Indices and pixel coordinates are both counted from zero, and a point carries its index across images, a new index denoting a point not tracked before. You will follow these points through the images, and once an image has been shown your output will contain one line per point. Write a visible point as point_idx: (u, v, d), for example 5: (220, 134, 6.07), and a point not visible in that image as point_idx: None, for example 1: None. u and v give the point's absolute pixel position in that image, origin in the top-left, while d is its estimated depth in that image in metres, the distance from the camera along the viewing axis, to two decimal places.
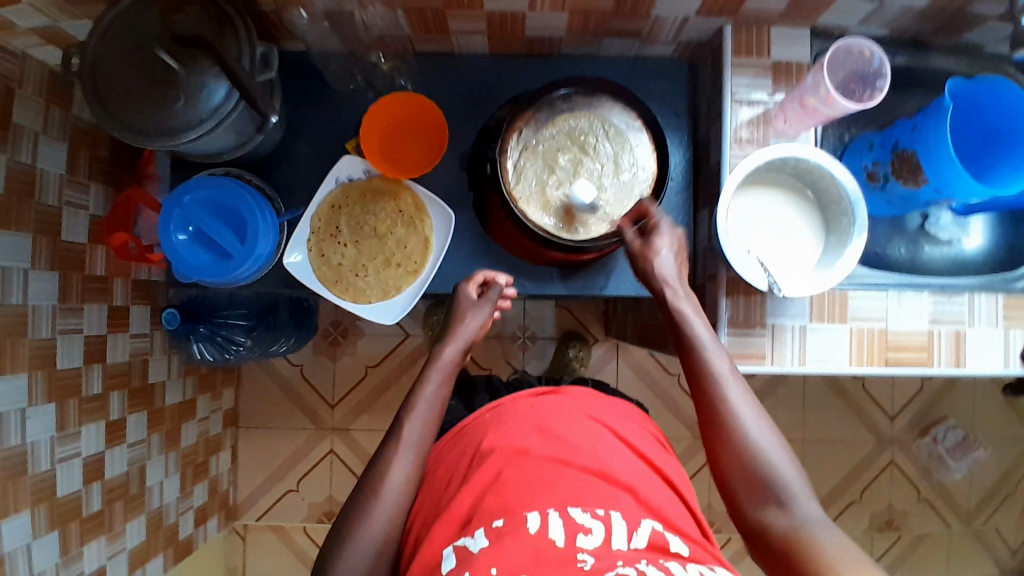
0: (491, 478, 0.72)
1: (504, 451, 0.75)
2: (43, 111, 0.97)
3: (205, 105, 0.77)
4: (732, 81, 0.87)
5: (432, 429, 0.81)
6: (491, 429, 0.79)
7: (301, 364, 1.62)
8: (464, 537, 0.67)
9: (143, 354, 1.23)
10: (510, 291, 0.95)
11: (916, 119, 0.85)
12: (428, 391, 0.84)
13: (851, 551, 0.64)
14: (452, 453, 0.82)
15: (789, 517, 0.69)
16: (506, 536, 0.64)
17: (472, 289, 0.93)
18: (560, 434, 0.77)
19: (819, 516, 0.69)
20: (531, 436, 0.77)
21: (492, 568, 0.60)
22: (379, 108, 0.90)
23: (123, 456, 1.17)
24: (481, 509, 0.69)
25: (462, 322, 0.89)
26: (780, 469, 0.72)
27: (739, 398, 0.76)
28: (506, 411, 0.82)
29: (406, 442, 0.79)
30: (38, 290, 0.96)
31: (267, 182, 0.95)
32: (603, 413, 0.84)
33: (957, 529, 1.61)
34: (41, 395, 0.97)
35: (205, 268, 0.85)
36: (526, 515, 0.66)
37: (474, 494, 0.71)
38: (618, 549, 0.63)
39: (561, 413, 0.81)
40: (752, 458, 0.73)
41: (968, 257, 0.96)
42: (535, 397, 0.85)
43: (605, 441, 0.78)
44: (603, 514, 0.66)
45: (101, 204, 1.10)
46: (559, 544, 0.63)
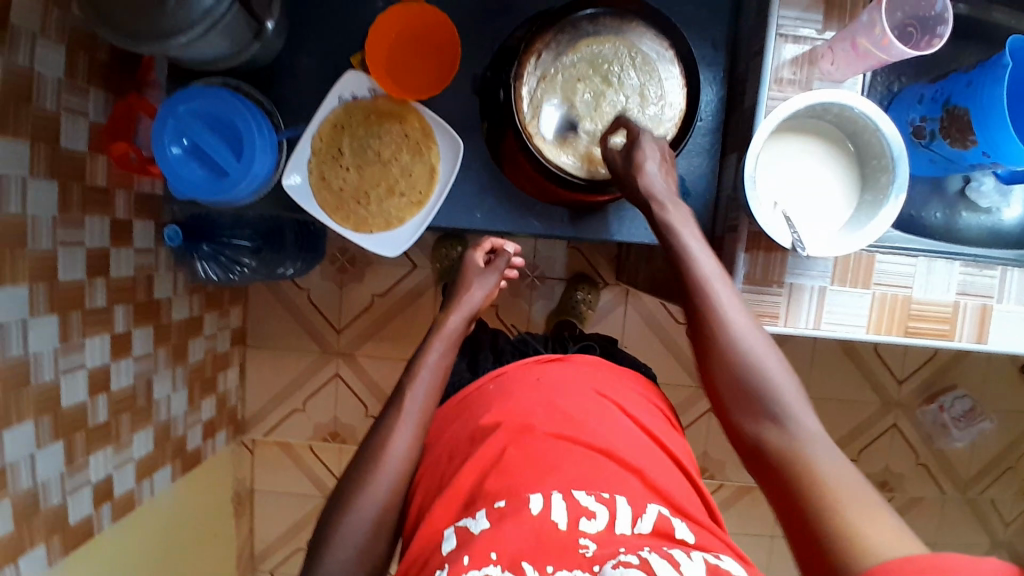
0: (494, 456, 0.71)
1: (509, 427, 0.73)
2: (42, 11, 0.90)
3: (196, 7, 0.70)
4: (779, 11, 0.78)
5: (436, 395, 0.80)
6: (497, 403, 0.78)
7: (309, 288, 1.62)
8: (467, 518, 0.67)
9: (148, 270, 1.22)
10: (516, 261, 0.99)
11: (972, 74, 0.77)
12: (431, 359, 0.83)
13: (844, 466, 0.60)
14: (455, 423, 0.81)
15: (784, 432, 0.65)
16: (508, 518, 0.63)
17: (479, 257, 0.96)
18: (567, 410, 0.75)
19: (817, 428, 0.64)
20: (536, 411, 0.75)
21: (492, 553, 0.60)
22: (387, 20, 0.82)
23: (129, 369, 1.18)
24: (484, 489, 0.68)
25: (467, 292, 0.90)
26: (781, 388, 0.67)
27: (740, 320, 0.71)
28: (509, 383, 0.81)
29: (408, 407, 0.78)
30: (37, 200, 0.94)
31: (267, 96, 0.90)
32: (609, 388, 0.82)
33: (951, 495, 1.61)
34: (43, 307, 0.97)
35: (200, 186, 0.82)
36: (529, 496, 0.65)
37: (478, 469, 0.71)
38: (622, 534, 0.64)
39: (567, 388, 0.79)
40: (748, 372, 0.68)
41: (1005, 228, 0.87)
42: (540, 369, 0.83)
43: (612, 417, 0.77)
44: (607, 498, 0.66)
45: (102, 112, 1.06)
46: (561, 528, 0.63)
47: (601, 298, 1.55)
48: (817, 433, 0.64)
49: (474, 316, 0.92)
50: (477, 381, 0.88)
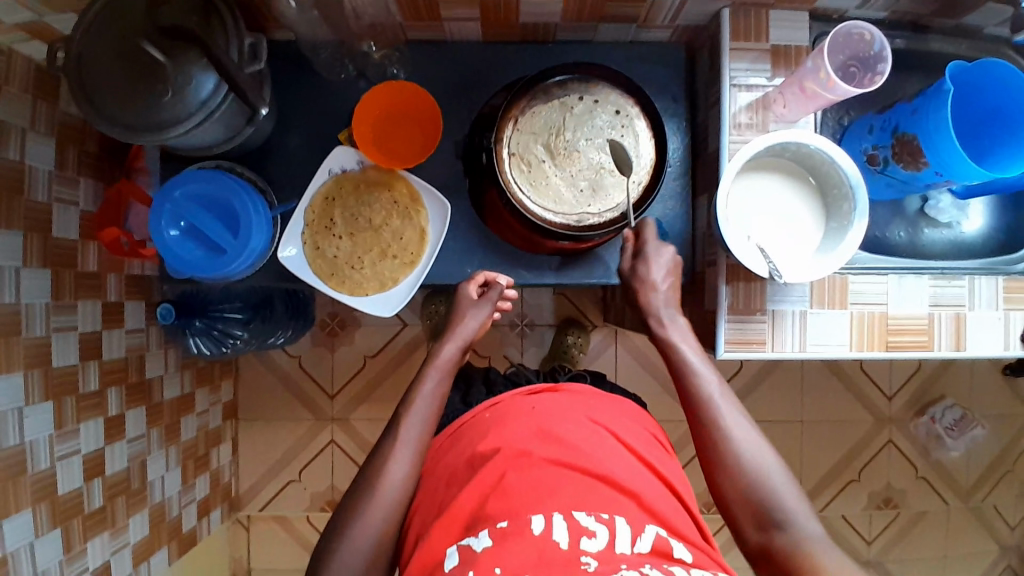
0: (494, 480, 0.73)
1: (507, 452, 0.75)
2: (31, 106, 0.95)
3: (194, 97, 0.74)
4: (731, 65, 0.85)
5: (431, 427, 0.81)
6: (493, 429, 0.80)
7: (300, 355, 1.62)
8: (470, 537, 0.69)
9: (140, 350, 1.22)
10: (510, 294, 0.96)
11: (916, 103, 0.84)
12: (427, 387, 0.84)
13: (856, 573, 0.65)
14: (451, 450, 0.82)
15: (795, 542, 0.69)
16: (512, 537, 0.66)
17: (473, 289, 0.92)
18: (563, 436, 0.77)
19: (821, 535, 0.69)
20: (531, 438, 0.77)
21: (496, 568, 0.63)
22: (370, 99, 0.88)
23: (123, 452, 1.17)
24: (485, 511, 0.70)
25: (460, 321, 0.89)
26: (785, 496, 0.72)
27: (741, 427, 0.76)
28: (505, 411, 0.83)
29: (404, 436, 0.79)
30: (31, 287, 0.95)
31: (258, 174, 0.94)
32: (603, 416, 0.84)
33: (954, 505, 1.63)
34: (38, 394, 0.96)
35: (198, 264, 0.84)
36: (531, 518, 0.68)
37: (478, 494, 0.72)
38: (622, 553, 0.65)
39: (562, 415, 0.81)
40: (755, 482, 0.72)
41: (968, 240, 0.95)
42: (532, 397, 0.85)
43: (606, 442, 0.79)
44: (607, 518, 0.68)
45: (92, 200, 1.08)
46: (563, 546, 0.65)
47: (591, 340, 1.58)
48: (823, 542, 0.68)
49: (470, 344, 0.90)
50: (473, 409, 0.88)
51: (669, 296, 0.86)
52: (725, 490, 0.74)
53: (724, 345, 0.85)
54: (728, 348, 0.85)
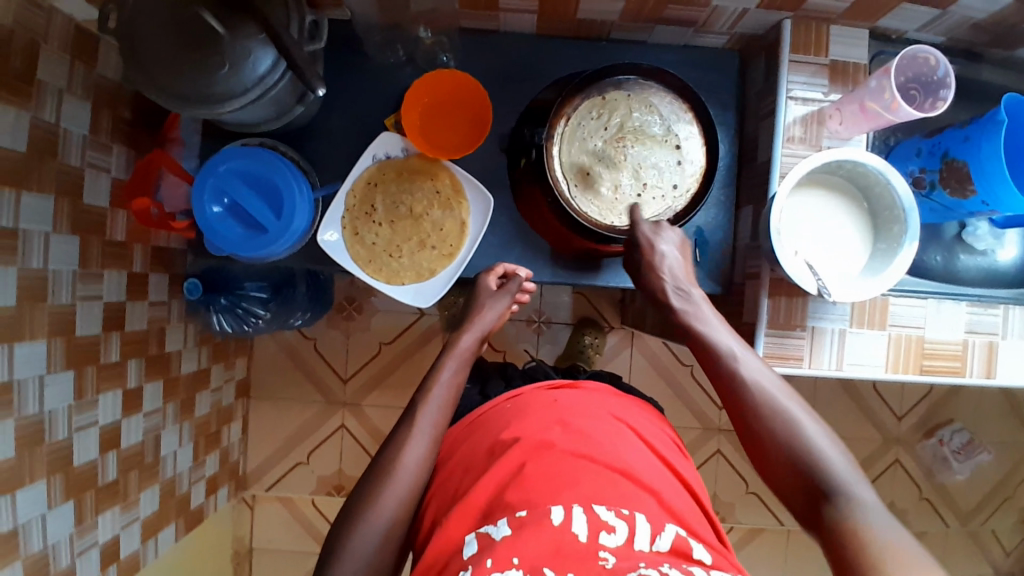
0: (514, 469, 0.73)
1: (527, 443, 0.75)
2: (69, 67, 0.93)
3: (251, 72, 0.74)
4: (787, 77, 0.84)
5: (447, 415, 0.81)
6: (515, 420, 0.80)
7: (315, 337, 1.61)
8: (487, 525, 0.69)
9: (161, 323, 1.21)
10: (528, 284, 0.95)
11: (969, 130, 0.83)
12: (444, 376, 0.84)
13: (909, 544, 0.58)
14: (470, 441, 0.83)
15: (840, 509, 0.64)
16: (529, 527, 0.66)
17: (491, 281, 0.93)
18: (583, 429, 0.78)
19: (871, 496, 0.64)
20: (553, 430, 0.77)
21: (513, 559, 0.62)
22: (419, 86, 0.87)
23: (138, 425, 1.16)
24: (503, 500, 0.70)
25: (481, 311, 0.89)
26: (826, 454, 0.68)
27: (789, 403, 0.73)
28: (526, 403, 0.84)
29: (421, 422, 0.79)
30: (58, 255, 0.94)
31: (301, 154, 0.93)
32: (624, 414, 0.85)
33: (954, 529, 1.64)
34: (60, 364, 0.95)
35: (238, 242, 0.83)
36: (550, 508, 0.67)
37: (497, 483, 0.73)
38: (641, 550, 0.65)
39: (583, 411, 0.82)
40: (797, 455, 0.70)
41: (1000, 269, 0.94)
42: (553, 392, 0.86)
43: (626, 439, 0.79)
44: (627, 514, 0.68)
45: (123, 168, 1.07)
46: (581, 539, 0.64)
47: (607, 341, 1.58)
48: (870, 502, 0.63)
49: (487, 335, 0.91)
50: (491, 402, 0.90)
51: (678, 269, 0.85)
52: (768, 465, 0.72)
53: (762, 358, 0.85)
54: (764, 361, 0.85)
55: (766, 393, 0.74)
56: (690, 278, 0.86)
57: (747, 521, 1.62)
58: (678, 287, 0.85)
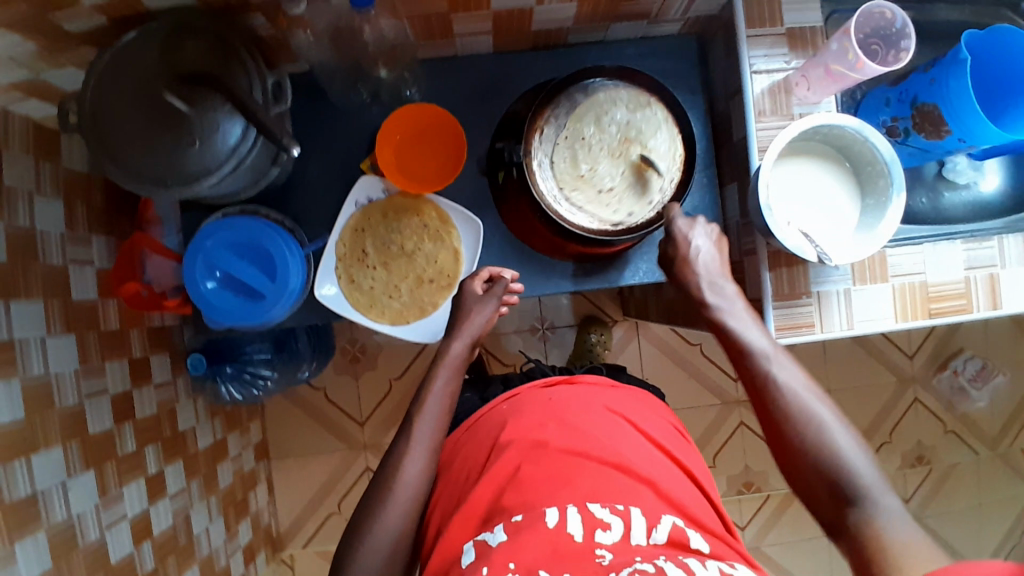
0: (510, 472, 0.74)
1: (521, 444, 0.77)
2: (34, 167, 0.92)
3: (222, 145, 0.73)
4: (748, 52, 0.85)
5: (444, 425, 0.81)
6: (510, 422, 0.81)
7: (324, 386, 1.60)
8: (485, 532, 0.70)
9: (171, 403, 1.19)
10: (516, 286, 0.92)
11: (933, 72, 0.85)
12: (437, 386, 0.82)
13: (908, 524, 0.65)
14: (470, 445, 0.84)
15: (864, 514, 0.68)
16: (526, 530, 0.67)
17: (477, 285, 0.89)
18: (579, 425, 0.79)
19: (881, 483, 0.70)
20: (548, 428, 0.79)
21: (510, 563, 0.63)
22: (392, 122, 0.87)
23: (167, 509, 1.14)
24: (501, 504, 0.72)
25: (469, 317, 0.86)
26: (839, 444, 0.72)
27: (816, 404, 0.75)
28: (522, 402, 0.85)
29: (419, 432, 0.79)
30: (57, 357, 0.92)
31: (284, 213, 0.92)
32: (619, 404, 0.86)
33: (984, 455, 1.66)
34: (78, 465, 0.93)
35: (239, 312, 0.82)
36: (545, 510, 0.68)
37: (496, 487, 0.74)
38: (637, 544, 0.66)
39: (579, 407, 0.83)
40: (806, 431, 0.74)
41: (986, 199, 0.96)
42: (549, 389, 0.87)
43: (623, 431, 0.80)
44: (621, 510, 0.69)
45: (106, 256, 1.06)
46: (577, 539, 0.65)
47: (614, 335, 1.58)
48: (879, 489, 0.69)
49: (479, 340, 0.89)
50: (488, 404, 0.91)
51: (711, 264, 0.86)
52: (798, 471, 0.74)
53: (774, 332, 0.86)
54: (777, 334, 0.86)
55: (783, 385, 0.77)
56: (724, 271, 0.85)
57: (783, 486, 1.62)
58: (712, 282, 0.84)
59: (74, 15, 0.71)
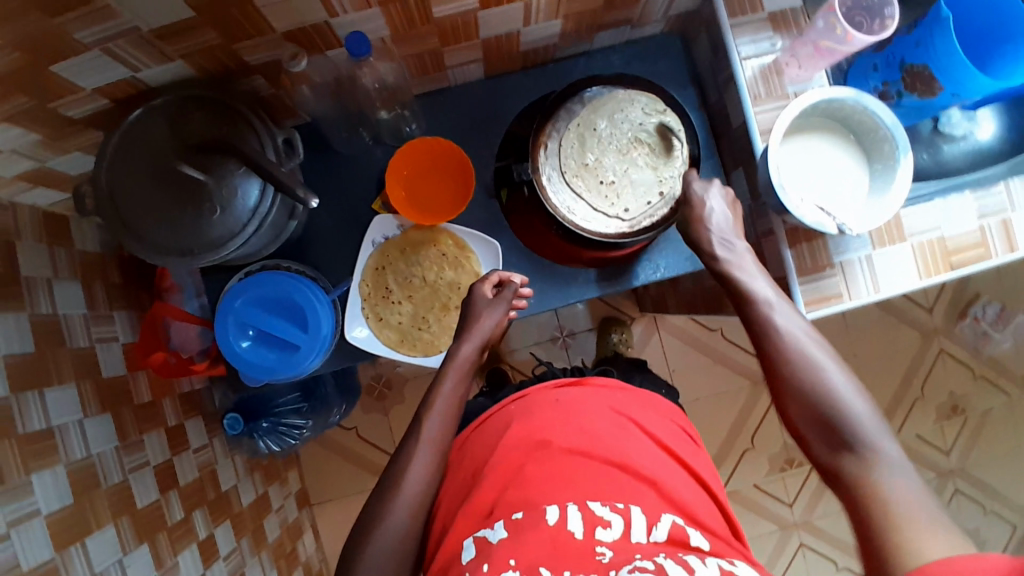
0: (515, 471, 0.78)
1: (526, 445, 0.80)
2: (49, 254, 0.92)
3: (243, 207, 0.74)
4: (735, 41, 0.86)
5: (450, 426, 0.82)
6: (517, 422, 0.84)
7: (355, 425, 1.60)
8: (486, 528, 0.73)
9: (210, 465, 1.19)
10: (525, 291, 0.90)
11: (918, 34, 0.86)
12: (446, 389, 0.83)
13: (924, 503, 0.61)
14: (477, 445, 0.86)
15: (863, 462, 0.66)
16: (526, 529, 0.70)
17: (485, 289, 0.88)
18: (583, 425, 0.82)
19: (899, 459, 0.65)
20: (555, 430, 0.82)
21: (511, 560, 0.66)
22: (400, 158, 0.88)
23: (223, 571, 1.13)
24: (505, 501, 0.75)
25: (476, 320, 0.85)
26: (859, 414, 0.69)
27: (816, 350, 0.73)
28: (532, 403, 0.87)
29: (426, 437, 0.80)
30: (96, 436, 0.92)
31: (303, 263, 0.93)
32: (627, 405, 0.88)
33: (1017, 396, 1.66)
34: (132, 541, 0.92)
35: (277, 367, 0.83)
36: (545, 508, 0.72)
37: (500, 484, 0.77)
38: (637, 542, 0.69)
39: (587, 407, 0.85)
40: (822, 401, 0.70)
41: (984, 146, 0.97)
42: (559, 389, 0.88)
43: (628, 429, 0.83)
44: (622, 509, 0.72)
45: (129, 329, 1.07)
46: (577, 536, 0.68)
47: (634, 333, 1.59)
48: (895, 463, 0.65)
49: (489, 342, 0.88)
50: (497, 405, 0.91)
51: (725, 226, 0.82)
52: (795, 418, 0.72)
53: (804, 307, 0.87)
54: (807, 309, 0.87)
55: (797, 343, 0.74)
56: (736, 230, 0.82)
57: None
58: (723, 238, 0.81)
59: (75, 102, 0.72)
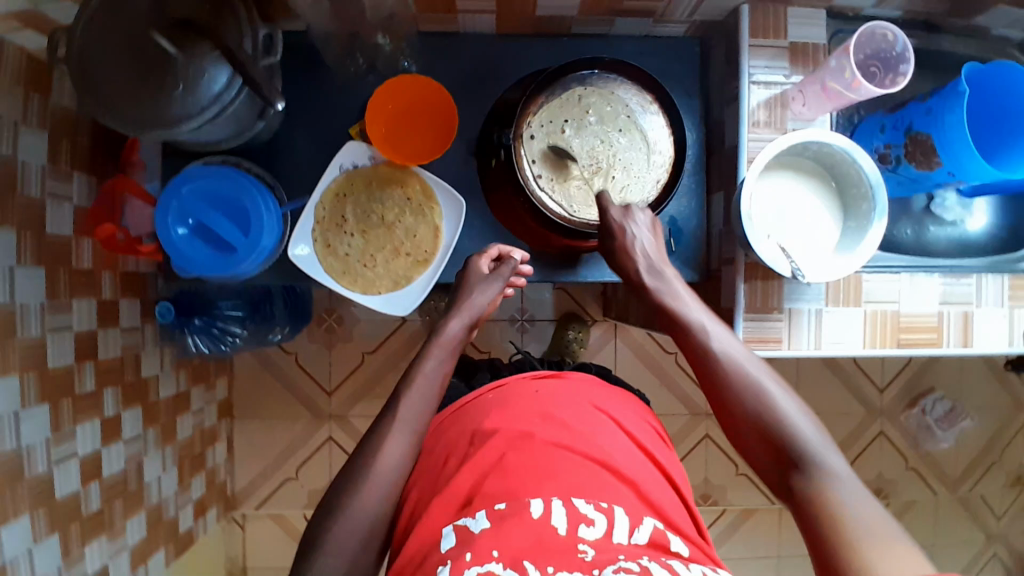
0: (494, 460, 0.72)
1: (508, 434, 0.75)
2: (22, 98, 0.89)
3: (205, 91, 0.71)
4: (749, 62, 0.85)
5: (432, 407, 0.81)
6: (497, 410, 0.79)
7: (297, 352, 1.59)
8: (465, 518, 0.68)
9: (136, 349, 1.17)
10: (525, 269, 0.93)
11: (931, 102, 0.84)
12: (430, 366, 0.83)
13: (877, 512, 0.60)
14: (454, 427, 0.81)
15: (810, 476, 0.66)
16: (510, 519, 0.65)
17: (484, 263, 0.91)
18: (565, 419, 0.78)
19: (847, 472, 0.65)
20: (535, 420, 0.77)
21: (494, 552, 0.62)
22: (385, 91, 0.86)
23: (120, 453, 1.13)
24: (483, 490, 0.69)
25: (468, 297, 0.87)
26: (803, 434, 0.70)
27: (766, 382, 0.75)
28: (510, 393, 0.83)
29: (404, 417, 0.78)
30: (25, 288, 0.90)
31: (266, 169, 0.91)
32: (605, 402, 0.85)
33: (942, 496, 1.67)
34: (34, 397, 0.92)
35: (208, 263, 0.81)
36: (529, 501, 0.67)
37: (477, 472, 0.72)
38: (620, 543, 0.65)
39: (566, 399, 0.81)
40: (767, 419, 0.72)
41: (972, 238, 0.96)
42: (538, 381, 0.85)
43: (606, 428, 0.79)
44: (607, 507, 0.67)
45: (86, 194, 1.03)
46: (561, 533, 0.64)
47: (592, 335, 1.58)
48: (844, 476, 0.65)
49: (477, 321, 0.90)
50: (476, 391, 0.88)
51: (651, 251, 0.85)
52: (744, 441, 0.74)
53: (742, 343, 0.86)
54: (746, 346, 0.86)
55: (741, 369, 0.76)
56: (663, 256, 0.86)
57: (740, 502, 1.63)
58: (650, 270, 0.85)
59: None
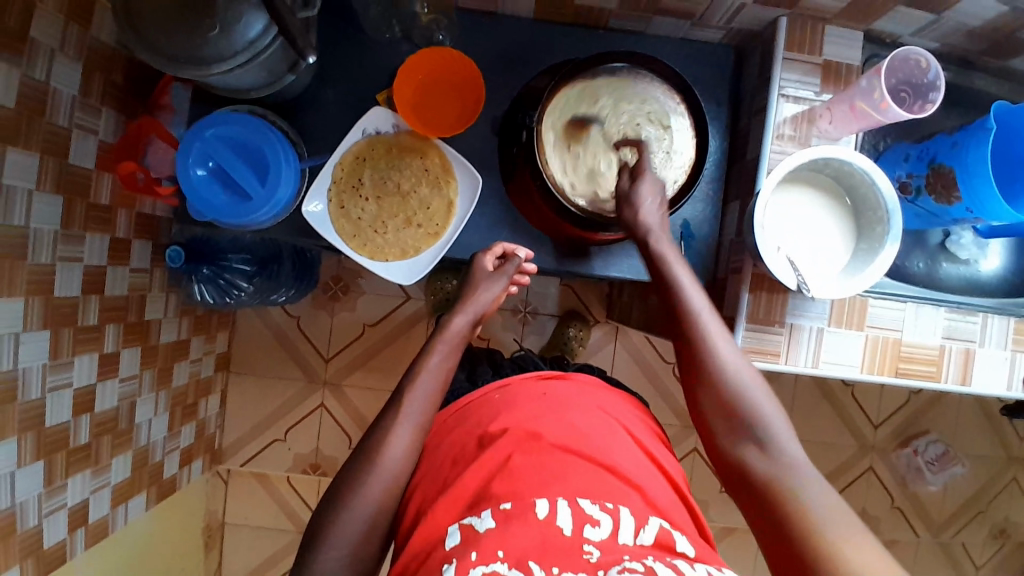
0: (501, 462, 0.72)
1: (516, 434, 0.74)
2: (63, 28, 0.89)
3: (240, 37, 0.72)
4: (781, 74, 0.85)
5: (435, 404, 0.80)
6: (505, 412, 0.78)
7: (298, 316, 1.61)
8: (472, 517, 0.68)
9: (141, 291, 1.18)
10: (528, 267, 0.94)
11: (957, 136, 0.84)
12: (434, 362, 0.82)
13: (833, 500, 0.65)
14: (458, 428, 0.81)
15: (766, 458, 0.70)
16: (515, 521, 0.65)
17: (488, 261, 0.91)
18: (570, 422, 0.77)
19: (798, 459, 0.69)
20: (543, 421, 0.76)
21: (500, 552, 0.62)
22: (417, 60, 0.87)
23: (114, 391, 1.13)
24: (489, 491, 0.69)
25: (475, 292, 0.87)
26: (763, 412, 0.72)
27: (738, 367, 0.75)
28: (515, 394, 0.82)
29: (408, 409, 0.78)
30: (41, 213, 0.90)
31: (289, 124, 0.92)
32: (610, 406, 0.84)
33: (925, 540, 1.65)
34: (36, 321, 0.92)
35: (223, 208, 0.82)
36: (535, 501, 0.67)
37: (484, 474, 0.71)
38: (624, 543, 0.65)
39: (574, 402, 0.81)
40: (730, 396, 0.74)
41: (983, 279, 0.94)
42: (543, 384, 0.85)
43: (611, 430, 0.79)
44: (611, 508, 0.67)
45: (113, 131, 1.03)
46: (566, 533, 0.64)
47: (592, 335, 1.58)
48: (799, 464, 0.69)
49: (481, 318, 0.89)
50: (479, 389, 0.88)
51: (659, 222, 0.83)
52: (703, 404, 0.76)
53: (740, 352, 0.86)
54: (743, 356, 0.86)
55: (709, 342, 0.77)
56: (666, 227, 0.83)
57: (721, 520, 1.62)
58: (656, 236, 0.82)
59: None
